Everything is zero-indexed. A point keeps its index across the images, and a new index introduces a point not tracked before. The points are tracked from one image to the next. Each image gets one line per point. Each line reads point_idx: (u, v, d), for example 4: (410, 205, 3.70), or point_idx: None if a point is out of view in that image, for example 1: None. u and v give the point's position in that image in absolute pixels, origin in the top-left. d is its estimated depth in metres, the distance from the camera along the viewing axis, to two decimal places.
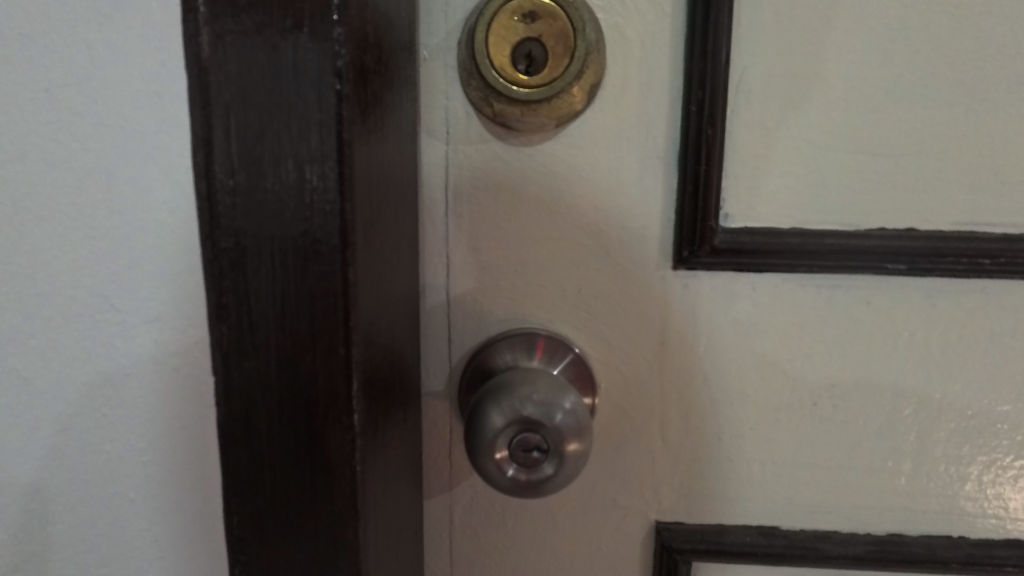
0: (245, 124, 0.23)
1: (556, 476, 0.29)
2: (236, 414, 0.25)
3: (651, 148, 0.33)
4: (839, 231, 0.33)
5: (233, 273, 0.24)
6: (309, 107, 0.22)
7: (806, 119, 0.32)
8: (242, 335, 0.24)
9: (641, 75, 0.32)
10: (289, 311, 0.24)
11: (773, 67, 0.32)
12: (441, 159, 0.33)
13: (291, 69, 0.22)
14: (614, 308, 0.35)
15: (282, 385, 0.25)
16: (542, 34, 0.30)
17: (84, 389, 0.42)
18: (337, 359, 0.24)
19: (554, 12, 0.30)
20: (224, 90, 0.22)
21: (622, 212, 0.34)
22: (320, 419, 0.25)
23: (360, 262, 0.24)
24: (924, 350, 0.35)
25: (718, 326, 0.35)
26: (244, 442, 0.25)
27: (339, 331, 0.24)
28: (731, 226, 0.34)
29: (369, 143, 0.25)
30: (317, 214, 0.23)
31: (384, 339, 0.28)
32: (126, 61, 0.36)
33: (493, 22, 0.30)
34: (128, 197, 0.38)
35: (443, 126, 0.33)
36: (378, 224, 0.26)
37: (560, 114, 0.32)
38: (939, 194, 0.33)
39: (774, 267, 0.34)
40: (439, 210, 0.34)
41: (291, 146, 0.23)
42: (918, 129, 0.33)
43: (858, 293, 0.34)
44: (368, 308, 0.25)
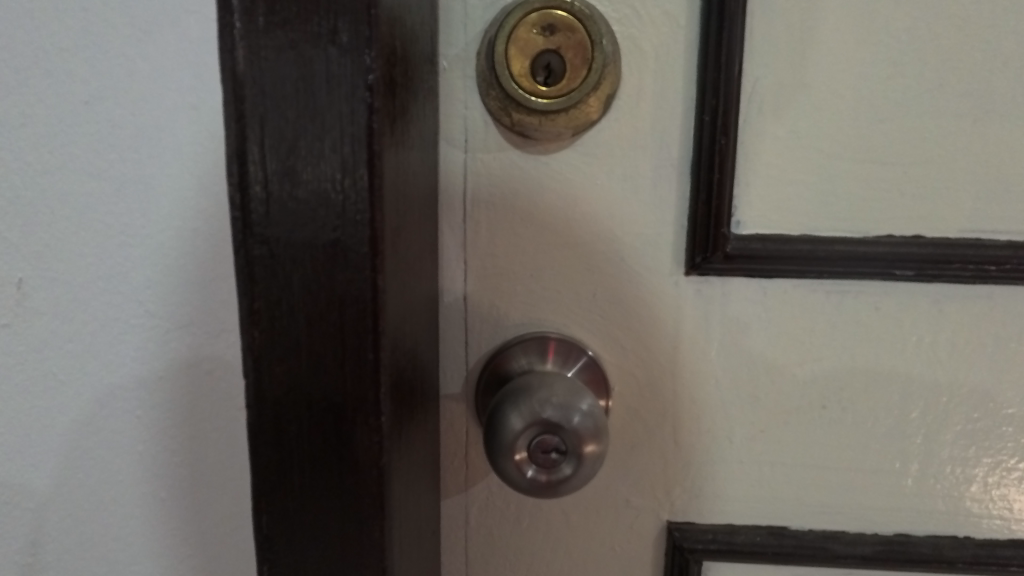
0: (279, 136, 0.23)
1: (574, 477, 0.30)
2: (266, 416, 0.26)
3: (664, 156, 0.34)
4: (848, 238, 0.34)
5: (266, 280, 0.24)
6: (342, 120, 0.23)
7: (816, 129, 0.33)
8: (274, 340, 0.25)
9: (656, 85, 0.33)
10: (320, 317, 0.25)
11: (784, 78, 0.33)
12: (459, 166, 0.34)
13: (324, 83, 0.23)
14: (629, 313, 0.36)
15: (313, 388, 0.25)
16: (560, 46, 0.31)
17: (116, 391, 0.43)
18: (366, 364, 0.25)
19: (572, 26, 0.31)
20: (259, 103, 0.23)
21: (637, 219, 0.35)
22: (349, 421, 0.26)
23: (388, 269, 0.25)
24: (931, 355, 0.35)
25: (730, 331, 0.36)
26: (275, 443, 0.26)
27: (368, 337, 0.25)
28: (743, 233, 0.34)
29: (397, 154, 0.25)
30: (349, 223, 0.24)
31: (408, 342, 0.28)
32: (163, 74, 0.38)
33: (512, 34, 0.31)
34: (165, 206, 0.39)
35: (462, 135, 0.34)
36: (404, 231, 0.27)
37: (576, 124, 0.33)
38: (946, 202, 0.34)
39: (785, 273, 0.35)
40: (458, 216, 0.35)
41: (324, 157, 0.24)
42: (925, 139, 0.33)
43: (866, 298, 0.35)
44: (395, 313, 0.26)
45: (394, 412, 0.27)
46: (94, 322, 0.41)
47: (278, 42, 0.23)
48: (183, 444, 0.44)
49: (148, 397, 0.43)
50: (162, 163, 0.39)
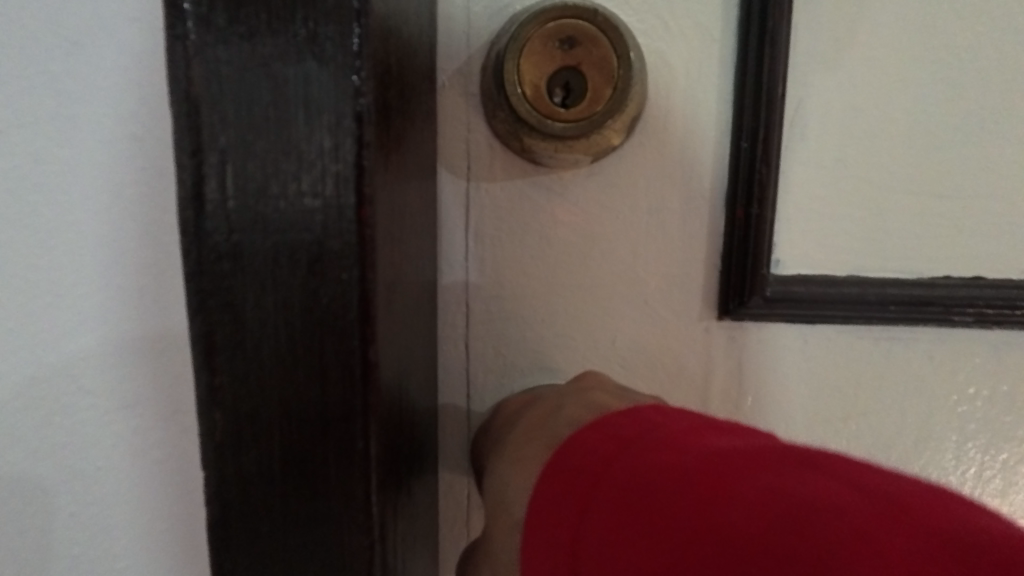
0: (244, 177, 0.19)
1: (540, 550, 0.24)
2: (231, 517, 0.21)
3: (694, 187, 0.30)
4: (899, 279, 0.30)
5: (227, 355, 0.20)
6: (324, 155, 0.19)
7: (865, 155, 0.30)
8: (240, 424, 0.20)
9: (686, 106, 0.29)
10: (296, 397, 0.20)
11: (831, 99, 0.29)
12: (462, 196, 0.30)
13: (300, 111, 0.18)
14: (653, 363, 0.31)
15: (287, 482, 0.20)
16: (581, 62, 0.26)
17: (48, 486, 0.35)
18: (357, 453, 0.20)
19: (595, 37, 0.26)
20: (219, 134, 0.18)
21: (663, 257, 0.30)
22: (330, 521, 0.21)
23: (382, 337, 0.20)
24: (989, 408, 0.31)
25: (766, 383, 0.31)
26: (243, 545, 0.21)
27: (356, 421, 0.20)
28: (782, 273, 0.30)
29: (390, 195, 0.21)
30: (332, 282, 0.19)
31: (405, 412, 0.24)
32: (98, 97, 0.31)
33: (523, 49, 0.26)
34: (99, 259, 0.33)
35: (464, 161, 0.29)
36: (400, 283, 0.22)
37: (597, 150, 0.28)
38: (1011, 240, 0.30)
39: (831, 319, 0.31)
40: (458, 255, 0.30)
41: (300, 201, 0.19)
42: (988, 169, 0.29)
43: (918, 346, 0.31)
44: (388, 387, 0.21)
45: (386, 505, 0.22)
46: (16, 401, 0.34)
47: (238, 60, 0.18)
48: (133, 545, 0.36)
49: (88, 491, 0.35)
50: (96, 213, 0.32)
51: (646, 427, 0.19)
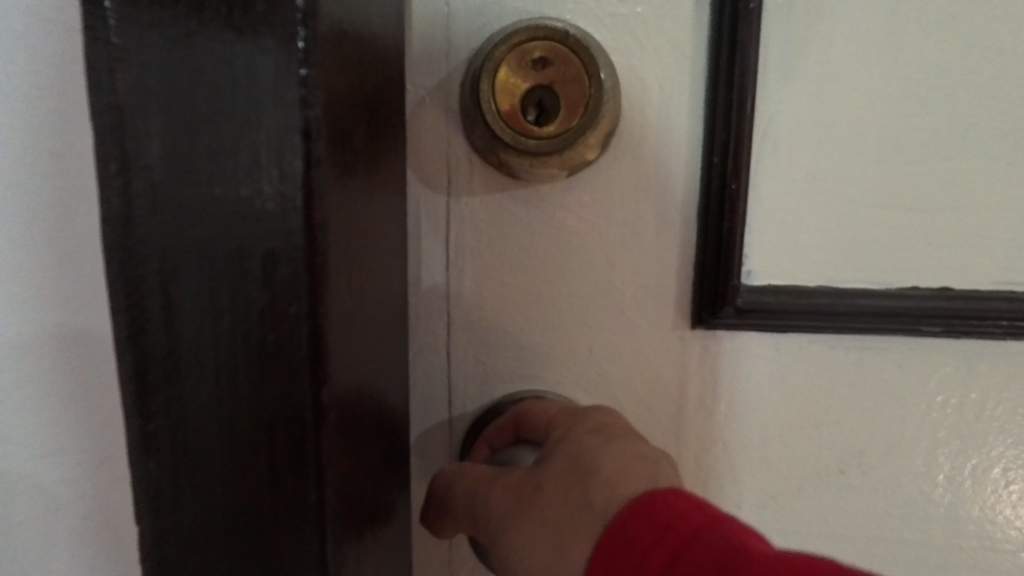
0: (194, 196, 0.19)
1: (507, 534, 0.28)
2: (188, 528, 0.22)
3: (667, 200, 0.31)
4: (869, 290, 0.31)
5: (185, 372, 0.20)
6: (270, 176, 0.19)
7: (835, 168, 0.30)
8: (194, 437, 0.21)
9: (659, 122, 0.30)
10: (246, 415, 0.20)
11: (802, 114, 0.30)
12: (443, 209, 0.31)
13: (247, 133, 0.19)
14: (629, 370, 0.32)
15: (240, 498, 0.21)
16: (554, 81, 0.28)
17: None
18: (308, 474, 0.21)
19: (567, 57, 0.27)
20: (171, 154, 0.19)
21: (637, 268, 0.31)
22: (282, 537, 0.21)
23: (334, 355, 0.20)
24: (959, 417, 0.32)
25: (739, 390, 0.32)
26: (200, 555, 0.22)
27: (306, 440, 0.20)
28: (754, 283, 0.31)
29: (347, 214, 0.21)
30: (280, 303, 0.19)
31: (365, 425, 0.24)
32: (13, 109, 0.30)
33: (500, 67, 0.27)
34: (16, 277, 0.31)
35: (444, 175, 0.31)
36: (359, 297, 0.22)
37: (572, 164, 0.29)
38: (978, 253, 0.31)
39: (802, 329, 0.32)
40: (439, 265, 0.31)
41: (248, 225, 0.19)
42: (955, 183, 0.30)
43: (887, 355, 0.32)
44: (343, 406, 0.22)
45: (340, 522, 0.22)
46: None
47: (193, 84, 0.18)
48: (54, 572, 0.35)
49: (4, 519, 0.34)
50: (12, 234, 0.31)
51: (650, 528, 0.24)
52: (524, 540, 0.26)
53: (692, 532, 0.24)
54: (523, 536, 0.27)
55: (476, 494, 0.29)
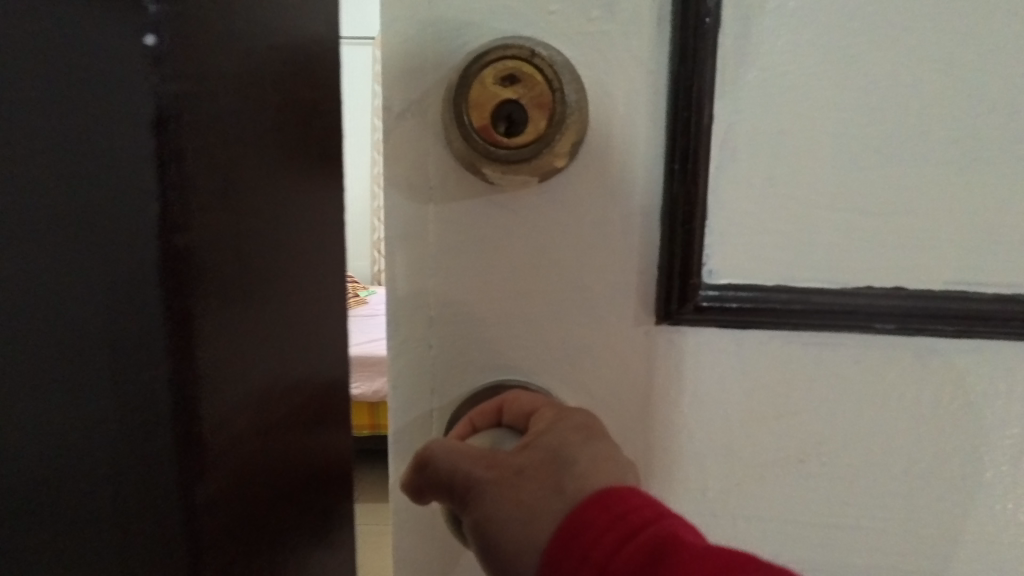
0: (87, 167, 0.25)
1: (488, 512, 0.29)
2: (61, 438, 0.27)
3: (634, 204, 0.33)
4: (826, 289, 0.33)
5: (39, 327, 0.26)
6: (126, 144, 0.25)
7: (792, 174, 0.32)
8: (86, 357, 0.27)
9: (625, 131, 0.32)
10: (111, 336, 0.26)
11: (760, 123, 0.32)
12: (426, 213, 0.34)
13: (120, 125, 0.25)
14: (598, 362, 0.35)
15: (81, 410, 0.27)
16: (521, 97, 0.30)
17: None
18: (156, 391, 0.27)
19: (533, 76, 0.30)
20: (70, 135, 0.25)
21: (605, 267, 0.34)
22: (178, 440, 0.28)
23: (199, 282, 0.27)
24: (915, 410, 0.34)
25: (703, 382, 0.34)
26: (54, 476, 0.28)
27: (151, 354, 0.27)
28: (716, 282, 0.33)
29: (185, 179, 0.26)
30: (136, 247, 0.26)
31: (219, 350, 0.29)
32: None
33: (472, 84, 0.30)
34: None
35: (426, 182, 0.33)
36: (201, 242, 0.27)
37: (541, 172, 0.32)
38: (931, 254, 0.32)
39: (761, 325, 0.34)
40: (423, 264, 0.34)
41: (120, 191, 0.25)
42: (907, 188, 0.32)
43: (845, 350, 0.34)
44: (207, 340, 0.28)
45: (180, 437, 0.28)
46: None
47: (92, 91, 0.25)
48: None
49: None
50: None
51: (611, 514, 0.28)
52: (502, 517, 0.29)
53: (652, 517, 0.28)
54: (501, 513, 0.29)
55: (464, 470, 0.30)
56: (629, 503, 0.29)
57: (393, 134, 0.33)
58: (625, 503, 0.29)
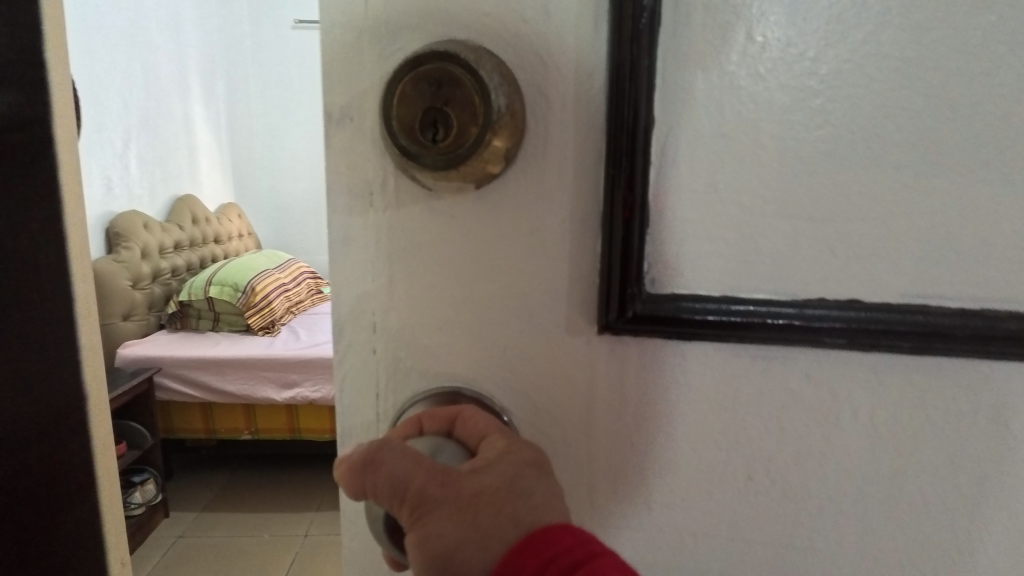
0: None
1: (431, 525, 0.27)
2: None
3: (573, 210, 0.32)
4: (770, 300, 0.31)
5: None
6: None
7: (736, 180, 0.31)
8: None
9: (562, 136, 0.32)
10: None
11: (702, 126, 0.30)
12: (367, 220, 0.34)
13: None
14: (539, 369, 0.34)
15: None
16: (448, 102, 0.29)
17: None
18: None
19: (460, 79, 0.29)
20: None
21: (545, 274, 0.33)
22: None
23: None
24: (870, 428, 0.32)
25: (646, 393, 0.33)
26: None
27: None
28: (657, 291, 0.32)
29: None
30: None
31: None
32: None
33: (395, 91, 0.30)
34: None
35: (367, 188, 0.34)
36: None
37: (473, 177, 0.31)
38: (885, 265, 0.30)
39: (704, 336, 0.32)
40: (367, 269, 0.34)
41: None
42: (860, 195, 0.30)
43: (795, 364, 0.32)
44: None
45: None
46: None
47: None
48: None
49: None
50: None
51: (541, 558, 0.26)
52: (444, 532, 0.27)
53: (582, 559, 0.26)
54: (443, 530, 0.27)
55: (409, 477, 0.27)
56: (560, 545, 0.27)
57: (333, 139, 0.33)
58: (552, 546, 0.26)
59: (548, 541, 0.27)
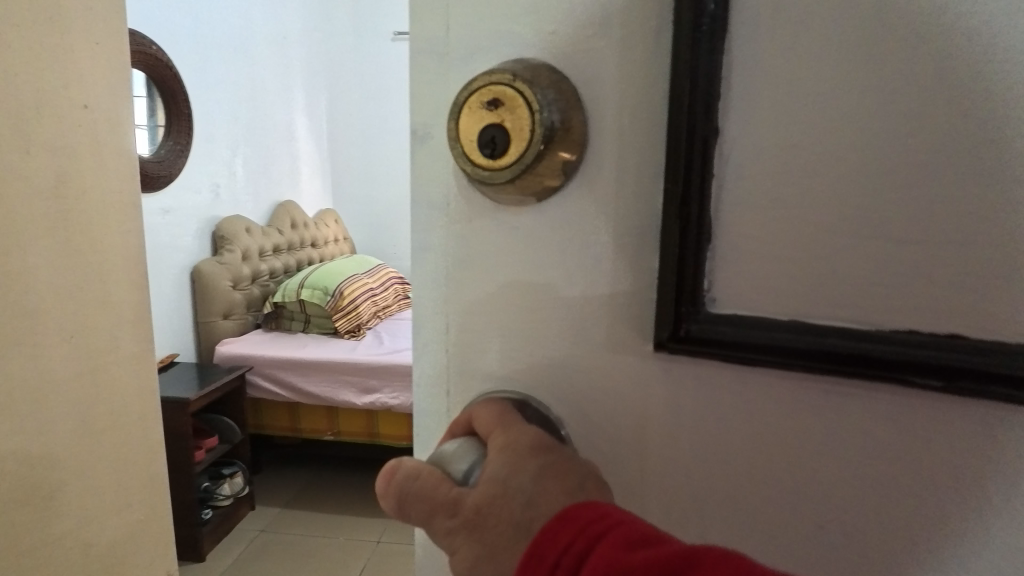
0: None
1: (456, 553, 0.25)
2: None
3: (630, 222, 0.31)
4: (847, 330, 0.27)
5: None
6: None
7: (811, 193, 0.27)
8: None
9: (620, 144, 0.30)
10: None
11: (772, 133, 0.27)
12: (433, 227, 0.35)
13: None
14: (592, 386, 0.33)
15: None
16: (505, 120, 0.28)
17: None
18: None
19: (518, 98, 0.28)
20: None
21: (600, 288, 0.32)
22: None
23: None
24: (976, 492, 0.27)
25: (704, 422, 0.31)
26: None
27: None
28: (717, 312, 0.29)
29: None
30: None
31: None
32: None
33: (461, 105, 0.29)
34: None
35: (433, 198, 0.34)
36: None
37: (529, 191, 0.31)
38: (1001, 300, 0.25)
39: (769, 365, 0.29)
40: (435, 274, 0.35)
41: None
42: (967, 213, 0.25)
43: (880, 407, 0.28)
44: None
45: None
46: None
47: None
48: None
49: None
50: None
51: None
52: (469, 555, 0.24)
53: (586, 551, 0.22)
54: (464, 554, 0.24)
55: (427, 509, 0.26)
56: (561, 551, 0.22)
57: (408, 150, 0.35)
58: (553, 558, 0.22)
59: (548, 554, 0.22)
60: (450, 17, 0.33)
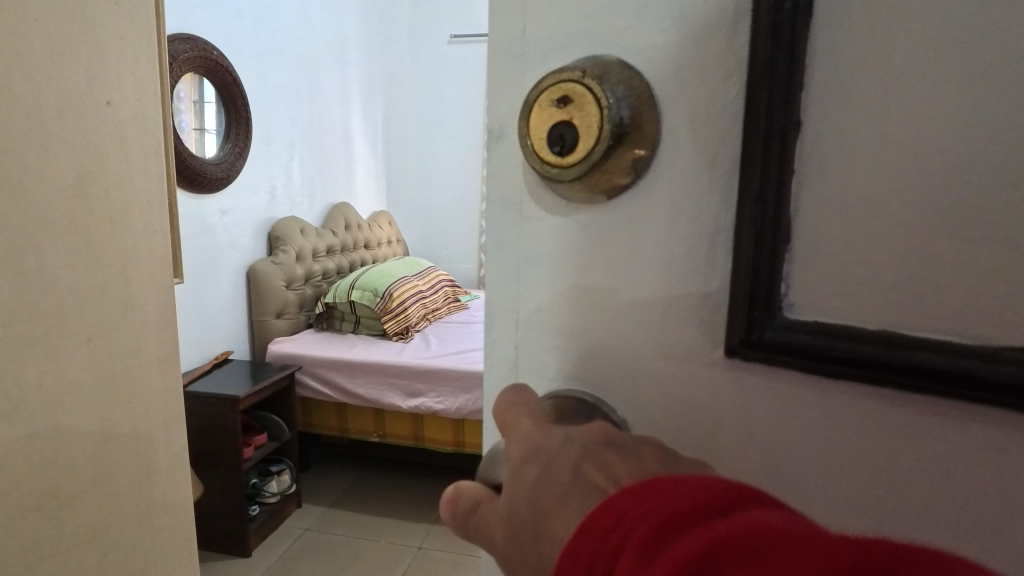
0: None
1: None
2: None
3: (703, 220, 0.29)
4: (942, 343, 0.24)
5: None
6: None
7: (898, 191, 0.25)
8: None
9: (694, 140, 0.29)
10: None
11: (858, 125, 0.25)
12: (502, 223, 0.35)
13: None
14: (660, 390, 0.32)
15: None
16: (573, 117, 0.28)
17: None
18: None
19: (586, 95, 0.28)
20: None
21: (669, 287, 0.31)
22: None
23: None
24: None
25: (779, 433, 0.29)
26: None
27: None
28: (795, 318, 0.28)
29: None
30: None
31: None
32: None
33: (531, 105, 0.30)
34: None
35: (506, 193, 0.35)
36: None
37: (600, 188, 0.31)
38: None
39: (851, 376, 0.27)
40: (507, 270, 0.36)
41: None
42: None
43: (978, 432, 0.25)
44: None
45: None
46: None
47: None
48: None
49: None
50: None
51: None
52: None
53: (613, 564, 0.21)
54: None
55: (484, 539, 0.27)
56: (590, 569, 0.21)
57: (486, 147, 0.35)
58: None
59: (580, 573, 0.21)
60: (526, 16, 0.33)
